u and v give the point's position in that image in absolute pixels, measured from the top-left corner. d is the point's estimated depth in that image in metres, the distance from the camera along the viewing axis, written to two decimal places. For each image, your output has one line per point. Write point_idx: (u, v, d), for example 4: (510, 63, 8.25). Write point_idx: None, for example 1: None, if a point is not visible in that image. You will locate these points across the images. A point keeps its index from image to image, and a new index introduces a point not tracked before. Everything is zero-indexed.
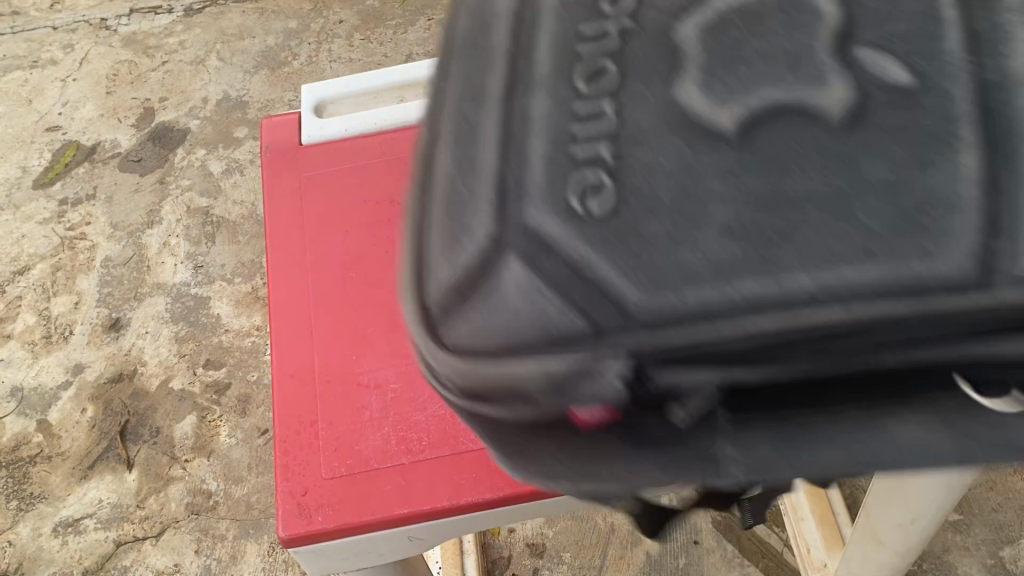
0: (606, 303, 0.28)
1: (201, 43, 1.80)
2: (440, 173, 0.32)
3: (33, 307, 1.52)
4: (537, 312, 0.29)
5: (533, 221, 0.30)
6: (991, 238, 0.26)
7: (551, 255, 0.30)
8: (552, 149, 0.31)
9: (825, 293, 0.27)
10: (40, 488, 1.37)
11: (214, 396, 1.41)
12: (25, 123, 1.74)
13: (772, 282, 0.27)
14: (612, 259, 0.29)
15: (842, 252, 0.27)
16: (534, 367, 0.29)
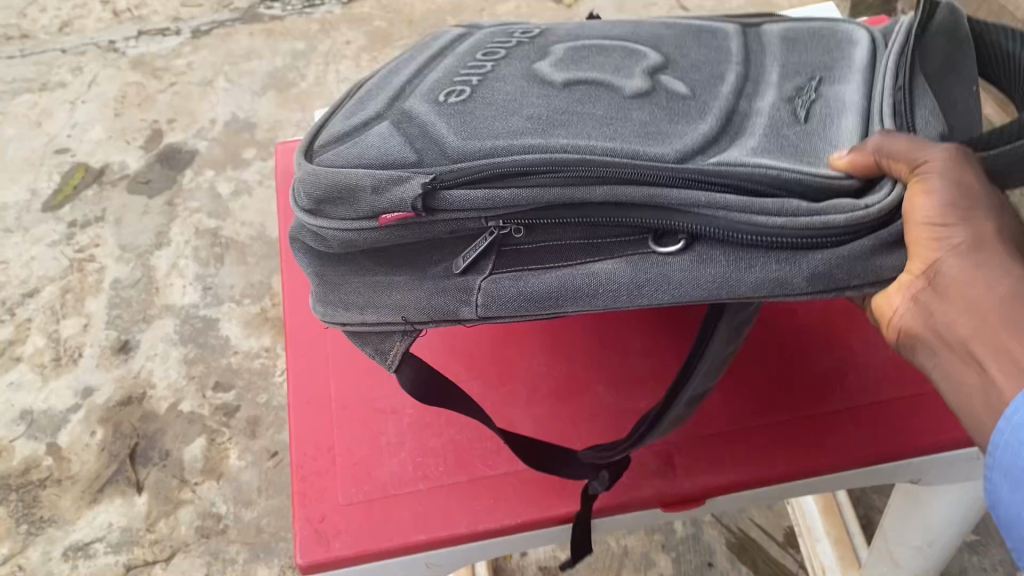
0: (424, 142, 0.55)
1: (208, 64, 1.81)
2: (374, 89, 0.63)
3: (43, 329, 1.52)
4: (384, 146, 0.55)
5: (408, 107, 0.58)
6: (621, 141, 0.53)
7: (408, 123, 0.56)
8: (436, 81, 0.61)
9: (526, 144, 0.52)
10: (49, 511, 1.36)
11: (224, 418, 1.41)
12: (34, 145, 1.74)
13: (498, 139, 0.53)
14: (439, 122, 0.55)
15: (546, 129, 0.53)
16: (361, 174, 0.53)
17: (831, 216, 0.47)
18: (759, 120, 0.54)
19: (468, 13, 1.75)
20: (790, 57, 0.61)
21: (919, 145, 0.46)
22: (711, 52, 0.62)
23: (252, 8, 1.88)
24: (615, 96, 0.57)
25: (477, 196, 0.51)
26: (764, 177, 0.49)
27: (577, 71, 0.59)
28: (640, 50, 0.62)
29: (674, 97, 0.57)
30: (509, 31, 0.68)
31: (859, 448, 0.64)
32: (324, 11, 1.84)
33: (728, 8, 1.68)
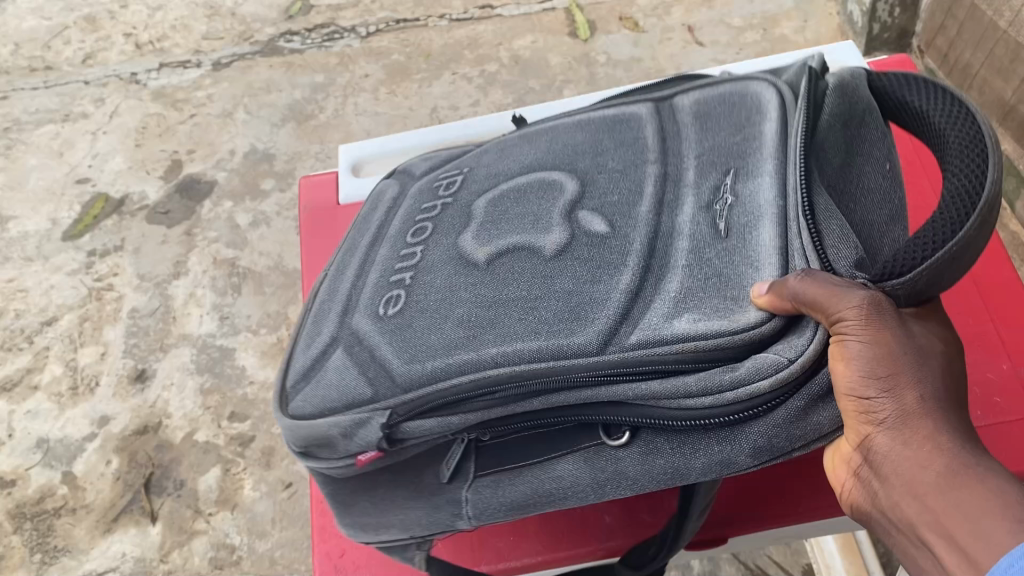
0: (374, 371, 0.63)
1: (228, 96, 1.81)
2: (325, 299, 0.72)
3: (61, 357, 1.53)
4: (344, 378, 0.64)
5: (356, 327, 0.66)
6: (545, 335, 0.58)
7: (359, 346, 0.65)
8: (375, 284, 0.69)
9: (459, 363, 0.59)
10: (64, 541, 1.36)
11: (239, 448, 1.41)
12: (55, 175, 1.75)
13: (435, 358, 0.60)
14: (383, 344, 0.63)
15: (474, 339, 0.60)
16: (327, 424, 0.62)
17: (756, 382, 0.53)
18: (681, 242, 0.61)
19: (485, 48, 1.77)
20: (704, 142, 0.68)
21: (837, 294, 0.49)
22: (633, 150, 0.70)
23: (273, 40, 1.87)
24: (537, 262, 0.63)
25: (431, 424, 0.60)
26: (679, 355, 0.55)
27: (501, 236, 0.66)
28: (558, 179, 0.68)
29: (597, 241, 0.62)
30: (434, 186, 0.76)
31: None
32: (343, 44, 1.83)
33: (744, 43, 1.68)
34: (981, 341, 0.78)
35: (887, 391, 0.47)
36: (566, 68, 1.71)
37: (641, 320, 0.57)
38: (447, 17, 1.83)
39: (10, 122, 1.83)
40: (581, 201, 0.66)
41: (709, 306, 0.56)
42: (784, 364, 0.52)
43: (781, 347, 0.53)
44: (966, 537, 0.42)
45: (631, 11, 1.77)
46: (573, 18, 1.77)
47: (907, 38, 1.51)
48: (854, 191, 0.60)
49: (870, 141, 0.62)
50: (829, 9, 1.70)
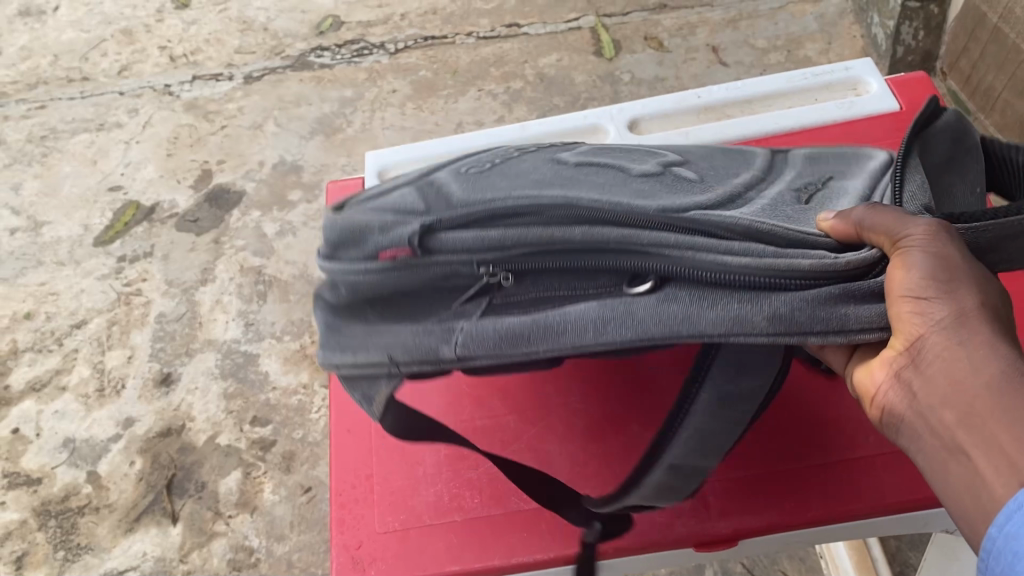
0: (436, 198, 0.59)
1: (259, 109, 1.84)
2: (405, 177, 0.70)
3: (89, 360, 1.56)
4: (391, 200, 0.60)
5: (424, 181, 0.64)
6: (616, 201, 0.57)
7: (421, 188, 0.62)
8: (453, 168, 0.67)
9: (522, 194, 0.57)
10: (87, 539, 1.39)
11: (260, 452, 1.43)
12: (89, 182, 1.79)
13: (496, 195, 0.58)
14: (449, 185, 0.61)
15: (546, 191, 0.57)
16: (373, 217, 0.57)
17: (795, 259, 0.52)
18: (756, 208, 0.60)
19: (511, 65, 1.80)
20: (802, 173, 0.69)
21: (905, 219, 0.50)
22: (730, 166, 0.70)
23: (303, 55, 1.91)
24: (622, 180, 0.62)
25: (470, 237, 0.54)
26: (740, 229, 0.54)
27: (593, 163, 0.65)
28: (663, 155, 0.70)
29: (679, 183, 0.63)
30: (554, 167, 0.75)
31: (893, 494, 0.68)
32: (372, 60, 1.87)
33: (767, 64, 1.70)
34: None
35: (948, 291, 0.46)
36: (590, 86, 1.73)
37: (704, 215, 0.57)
38: (475, 35, 1.86)
39: (47, 131, 1.88)
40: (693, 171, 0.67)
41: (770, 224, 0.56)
42: (829, 258, 0.52)
43: (830, 254, 0.53)
44: (1012, 444, 0.42)
45: (656, 31, 1.79)
46: (598, 37, 1.80)
47: (931, 62, 1.51)
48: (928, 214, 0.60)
49: (953, 193, 0.64)
50: (852, 32, 1.71)
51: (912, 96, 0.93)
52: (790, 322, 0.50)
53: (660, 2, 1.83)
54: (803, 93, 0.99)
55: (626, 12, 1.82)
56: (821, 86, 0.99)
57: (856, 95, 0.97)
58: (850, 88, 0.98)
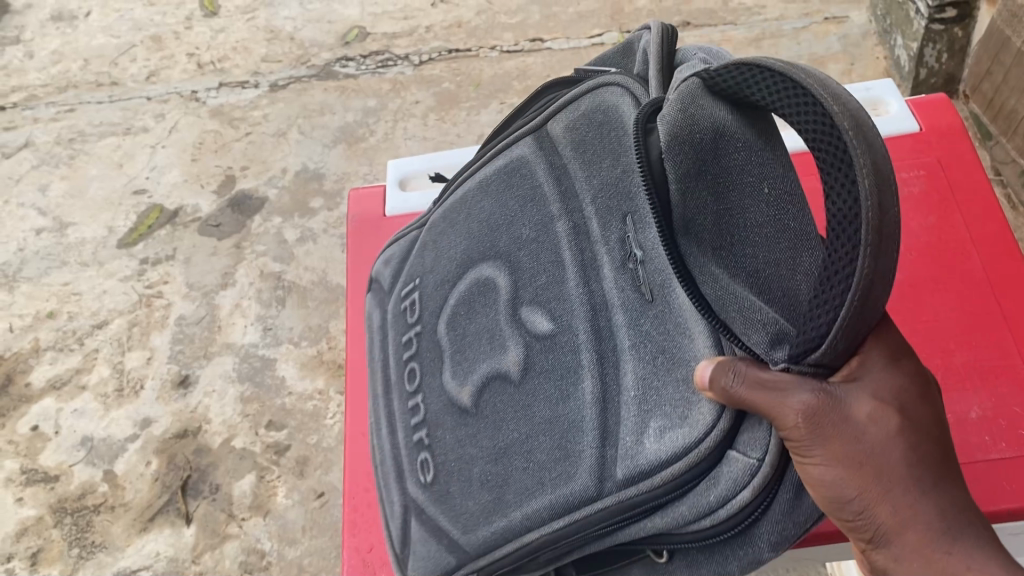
0: (444, 543, 0.73)
1: (284, 117, 1.86)
2: (381, 471, 0.82)
3: (109, 360, 1.58)
4: (428, 547, 0.74)
5: (410, 493, 0.77)
6: (552, 487, 0.65)
7: (422, 514, 0.75)
8: (404, 445, 0.79)
9: (494, 523, 0.68)
10: (101, 537, 1.41)
11: (275, 456, 1.44)
12: (114, 185, 1.82)
13: (481, 525, 0.70)
14: (438, 512, 0.74)
15: (500, 501, 0.68)
16: None
17: (739, 494, 0.56)
18: (617, 316, 0.65)
19: (534, 79, 1.82)
20: (592, 179, 0.70)
21: (776, 412, 0.51)
22: (534, 225, 0.73)
23: (329, 65, 1.92)
24: (512, 389, 0.70)
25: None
26: (664, 487, 0.59)
27: (472, 374, 0.73)
28: (489, 280, 0.74)
29: (547, 346, 0.68)
30: (403, 310, 0.83)
31: None
32: (396, 71, 1.88)
33: None
34: (1006, 372, 0.81)
35: (864, 513, 0.51)
36: None
37: (618, 440, 0.63)
38: (498, 48, 1.88)
39: (75, 133, 1.91)
40: (520, 290, 0.72)
41: (666, 410, 0.60)
42: (755, 467, 0.56)
43: (746, 444, 0.56)
44: None
45: None
46: None
47: (954, 84, 1.51)
48: (742, 234, 0.55)
49: (736, 164, 0.55)
50: (876, 53, 1.71)
51: (932, 117, 0.98)
52: (787, 542, 0.57)
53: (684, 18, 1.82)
54: None
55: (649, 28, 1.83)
56: None
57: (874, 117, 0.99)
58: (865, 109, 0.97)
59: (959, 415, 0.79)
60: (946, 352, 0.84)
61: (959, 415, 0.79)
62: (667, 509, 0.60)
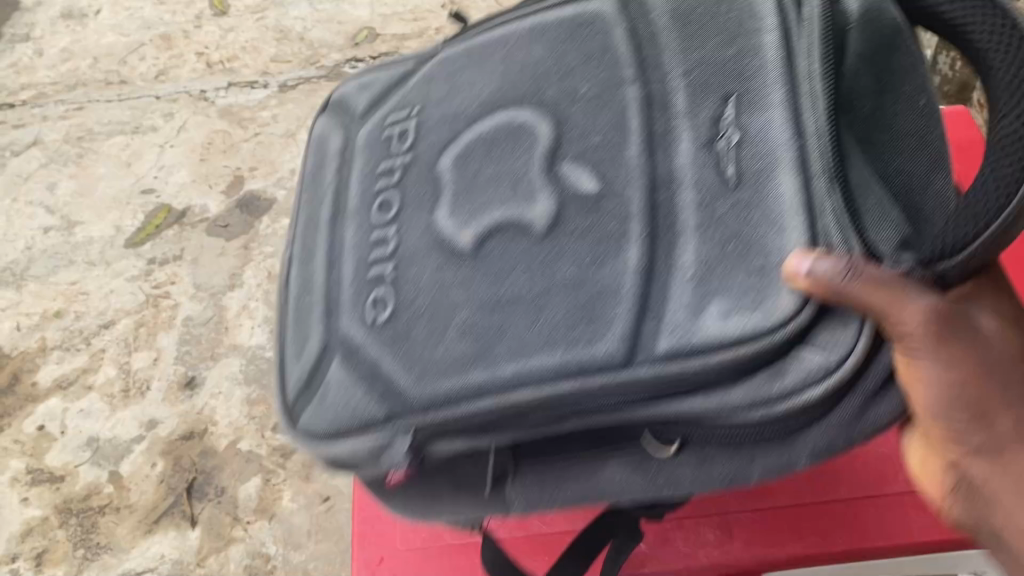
0: (387, 396, 0.70)
1: (292, 118, 1.85)
2: (304, 293, 0.80)
3: (115, 360, 1.58)
4: (352, 375, 0.72)
5: (346, 321, 0.74)
6: (566, 348, 0.64)
7: (353, 344, 0.73)
8: (353, 278, 0.75)
9: (468, 378, 0.66)
10: (106, 538, 1.40)
11: (281, 459, 1.43)
12: (122, 184, 1.81)
13: (450, 377, 0.67)
14: (387, 346, 0.70)
15: (487, 351, 0.66)
16: (354, 446, 0.70)
17: (808, 389, 0.60)
18: (685, 193, 0.65)
19: None
20: (690, 54, 0.69)
21: (904, 305, 0.55)
22: (608, 76, 0.71)
23: (338, 66, 1.91)
24: (530, 243, 0.68)
25: (460, 448, 0.69)
26: (713, 357, 0.60)
27: (483, 218, 0.70)
28: (529, 128, 0.72)
29: (589, 196, 0.67)
30: (388, 137, 0.81)
31: None
32: None
33: None
34: None
35: (979, 425, 0.57)
36: None
37: (661, 314, 0.63)
38: None
39: (84, 132, 1.90)
40: (569, 139, 0.70)
41: (734, 292, 0.61)
42: (835, 365, 0.59)
43: (825, 341, 0.60)
44: None
45: None
46: None
47: (968, 92, 1.48)
48: (891, 134, 0.66)
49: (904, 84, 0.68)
50: None
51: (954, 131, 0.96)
52: (837, 448, 0.63)
53: None
54: None
55: None
56: None
57: None
58: None
59: None
60: None
61: None
62: (714, 393, 0.62)
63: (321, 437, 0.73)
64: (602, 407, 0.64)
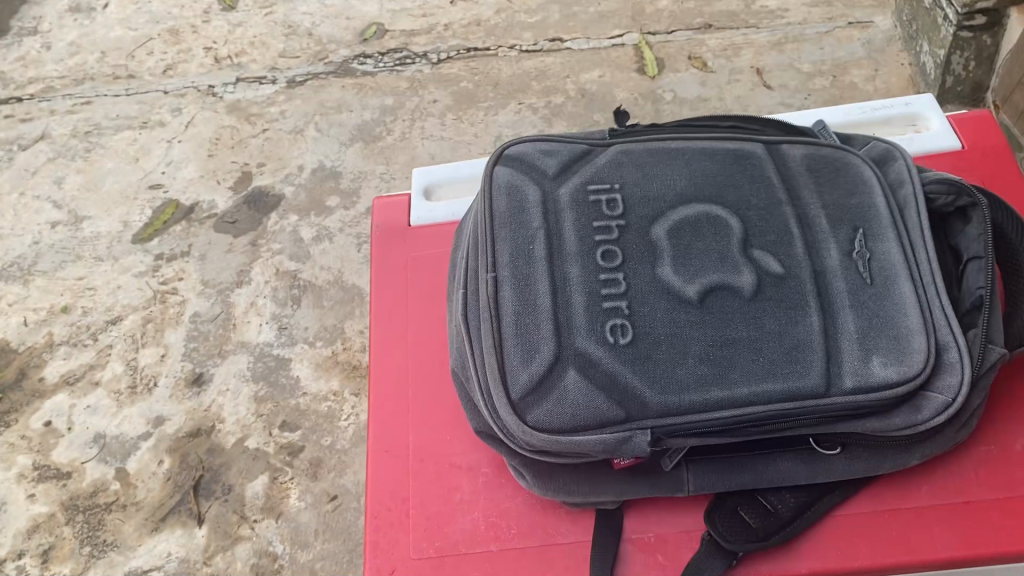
0: (618, 395, 0.57)
1: (300, 114, 1.79)
2: (526, 318, 0.60)
3: (123, 356, 1.51)
4: (588, 402, 0.57)
5: (580, 348, 0.58)
6: (784, 377, 0.56)
7: (593, 369, 0.58)
8: (585, 308, 0.59)
9: (702, 394, 0.56)
10: (112, 535, 1.34)
11: (288, 457, 1.37)
12: (131, 179, 1.75)
13: (690, 391, 0.56)
14: (626, 371, 0.57)
15: (726, 373, 0.57)
16: (590, 440, 0.57)
17: (932, 418, 0.57)
18: (839, 282, 0.60)
19: (554, 79, 1.71)
20: (826, 197, 0.64)
21: None
22: (764, 191, 0.64)
23: (346, 62, 1.85)
24: (739, 302, 0.59)
25: (693, 441, 0.58)
26: (886, 398, 0.56)
27: (699, 272, 0.60)
28: (720, 216, 0.63)
29: (778, 282, 0.60)
30: (513, 204, 0.65)
31: (956, 546, 0.60)
32: (414, 70, 1.80)
33: (812, 88, 1.60)
34: None
35: None
36: (632, 103, 1.64)
37: (840, 360, 0.57)
38: (518, 48, 1.78)
39: (91, 126, 1.84)
40: (751, 220, 0.62)
41: (888, 349, 0.57)
42: (947, 405, 0.56)
43: (943, 385, 0.57)
44: None
45: (701, 51, 1.69)
46: (642, 55, 1.70)
47: (982, 92, 1.47)
48: None
49: None
50: (900, 59, 1.61)
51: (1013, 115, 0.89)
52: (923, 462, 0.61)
53: (705, 20, 1.74)
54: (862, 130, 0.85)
55: (671, 30, 1.73)
56: (876, 121, 0.85)
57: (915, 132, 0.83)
58: (909, 125, 0.84)
59: None
60: None
61: None
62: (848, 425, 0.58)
63: (554, 432, 0.58)
64: (780, 428, 0.57)
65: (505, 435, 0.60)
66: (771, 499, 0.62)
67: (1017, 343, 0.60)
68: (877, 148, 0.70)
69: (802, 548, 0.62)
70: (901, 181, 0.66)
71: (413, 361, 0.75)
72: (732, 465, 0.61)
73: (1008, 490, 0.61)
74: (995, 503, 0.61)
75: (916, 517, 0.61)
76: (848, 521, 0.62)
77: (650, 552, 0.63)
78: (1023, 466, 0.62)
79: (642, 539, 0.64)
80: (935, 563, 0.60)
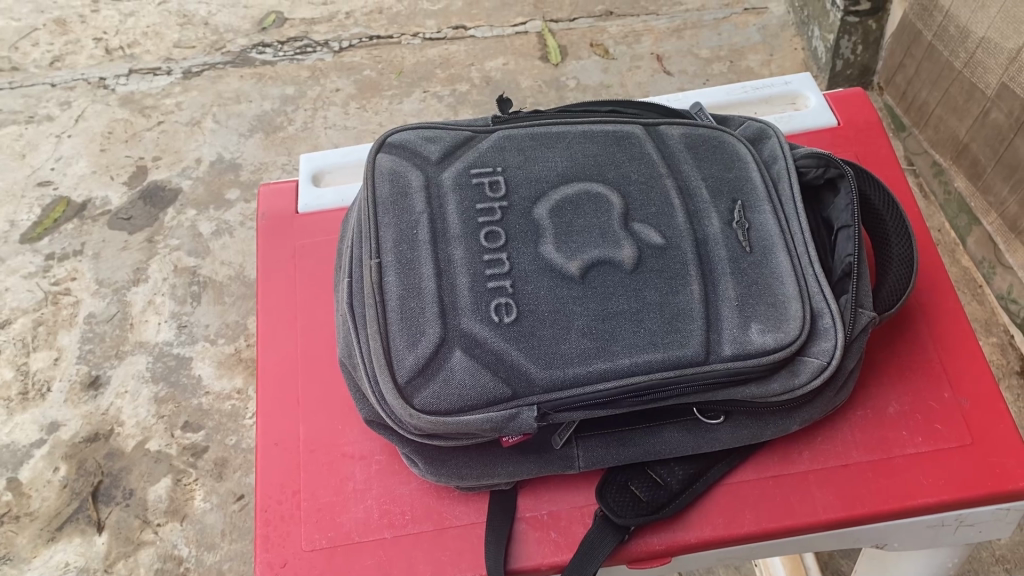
0: (505, 372, 0.57)
1: (197, 105, 1.67)
2: (411, 301, 0.59)
3: (11, 361, 1.40)
4: (474, 381, 0.57)
5: (466, 329, 0.58)
6: (664, 348, 0.57)
7: (479, 349, 0.58)
8: (470, 289, 0.59)
9: (586, 368, 0.56)
10: (3, 549, 1.24)
11: (191, 459, 1.29)
12: (15, 177, 1.61)
13: (573, 365, 0.57)
14: (511, 349, 0.57)
15: (609, 346, 0.57)
16: (477, 418, 0.56)
17: (809, 380, 0.58)
18: (719, 253, 0.61)
19: (457, 68, 1.68)
20: (706, 174, 0.65)
21: None
22: (643, 167, 0.65)
23: (244, 51, 1.74)
24: (620, 276, 0.59)
25: (581, 414, 0.58)
26: (765, 362, 0.57)
27: (581, 248, 0.60)
28: (601, 192, 0.63)
29: (659, 253, 0.60)
30: (397, 190, 0.64)
31: (828, 511, 0.62)
32: (316, 58, 1.71)
33: (710, 75, 1.63)
34: (971, 340, 0.68)
35: None
36: (536, 92, 1.63)
37: (719, 327, 0.58)
38: (421, 36, 1.73)
39: None
40: (633, 198, 0.63)
41: (764, 316, 0.59)
42: (825, 369, 0.58)
43: (819, 349, 0.58)
44: None
45: (602, 38, 1.69)
46: (545, 43, 1.69)
47: (869, 75, 1.48)
48: None
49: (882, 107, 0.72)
50: (794, 44, 1.64)
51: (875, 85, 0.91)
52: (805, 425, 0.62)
53: (607, 7, 1.73)
54: (742, 108, 0.87)
55: (573, 17, 1.72)
56: (758, 100, 0.87)
57: (794, 110, 0.86)
58: (789, 103, 0.86)
59: (920, 397, 0.65)
60: (911, 321, 0.69)
61: (919, 396, 0.65)
62: (730, 392, 0.59)
63: (440, 414, 0.57)
64: (663, 398, 0.58)
65: (395, 421, 0.58)
66: (660, 472, 0.62)
67: (888, 306, 0.62)
68: (752, 126, 0.71)
69: (683, 517, 0.63)
70: (776, 158, 0.67)
71: (302, 349, 0.73)
72: (620, 441, 0.62)
73: (882, 452, 0.63)
74: (866, 468, 0.63)
75: (800, 482, 0.63)
76: (734, 490, 0.63)
77: (542, 530, 0.63)
78: (897, 429, 0.64)
79: (535, 518, 0.64)
80: (812, 525, 0.62)
